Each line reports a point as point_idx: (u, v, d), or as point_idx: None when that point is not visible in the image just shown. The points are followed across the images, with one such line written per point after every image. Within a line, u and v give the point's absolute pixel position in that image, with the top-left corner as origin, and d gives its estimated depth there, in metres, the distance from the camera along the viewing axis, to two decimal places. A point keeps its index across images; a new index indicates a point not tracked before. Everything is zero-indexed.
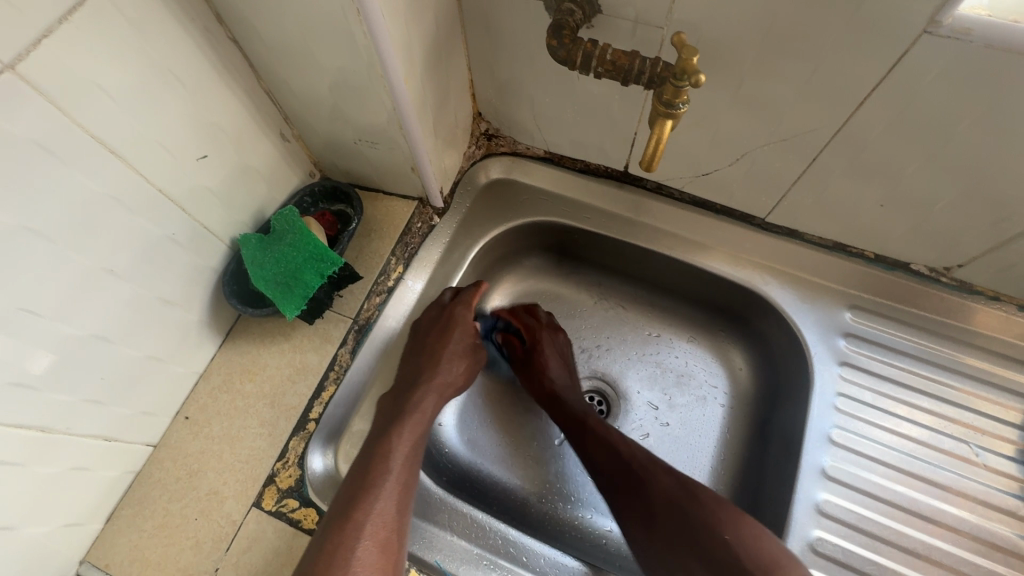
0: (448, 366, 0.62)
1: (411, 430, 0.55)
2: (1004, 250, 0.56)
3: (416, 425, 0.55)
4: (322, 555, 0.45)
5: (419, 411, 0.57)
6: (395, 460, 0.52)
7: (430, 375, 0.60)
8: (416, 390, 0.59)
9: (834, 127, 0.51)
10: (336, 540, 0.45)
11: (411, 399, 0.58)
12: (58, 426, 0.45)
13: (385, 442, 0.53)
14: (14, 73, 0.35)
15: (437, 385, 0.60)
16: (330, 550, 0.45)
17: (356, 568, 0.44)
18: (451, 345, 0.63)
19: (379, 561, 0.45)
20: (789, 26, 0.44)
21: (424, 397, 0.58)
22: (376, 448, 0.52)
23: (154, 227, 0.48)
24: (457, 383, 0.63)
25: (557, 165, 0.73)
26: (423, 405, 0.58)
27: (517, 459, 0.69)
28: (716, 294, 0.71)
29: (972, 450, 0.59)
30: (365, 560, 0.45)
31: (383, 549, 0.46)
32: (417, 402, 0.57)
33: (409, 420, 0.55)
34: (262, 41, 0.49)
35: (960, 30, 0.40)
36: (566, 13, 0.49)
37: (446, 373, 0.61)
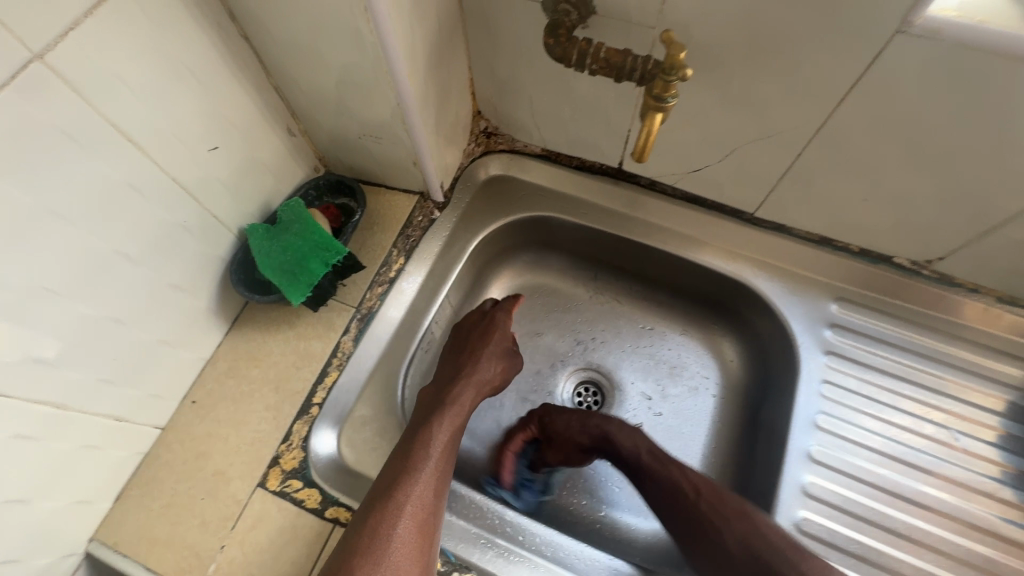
0: (487, 365, 0.65)
1: (450, 421, 0.58)
2: (981, 242, 0.58)
3: (455, 416, 0.59)
4: (364, 529, 0.48)
5: (459, 403, 0.60)
6: (434, 448, 0.55)
7: (469, 373, 0.63)
8: (455, 384, 0.62)
9: (817, 123, 0.54)
10: (377, 517, 0.48)
11: (451, 394, 0.61)
12: (72, 404, 0.47)
13: (426, 432, 0.56)
14: (42, 62, 0.37)
15: (477, 382, 0.63)
16: (372, 526, 0.48)
17: (396, 545, 0.47)
18: (490, 345, 0.66)
19: (417, 541, 0.48)
20: (772, 26, 0.47)
21: (464, 392, 0.62)
22: (417, 436, 0.56)
23: (166, 215, 0.50)
24: (494, 379, 0.66)
25: (554, 162, 0.75)
26: (462, 398, 0.61)
27: None
28: (707, 287, 0.74)
29: (952, 436, 0.61)
30: (405, 538, 0.48)
31: (421, 530, 0.49)
32: (460, 398, 0.61)
33: (449, 411, 0.59)
34: (272, 37, 0.52)
35: (930, 29, 0.42)
36: (562, 13, 0.52)
37: (486, 371, 0.64)
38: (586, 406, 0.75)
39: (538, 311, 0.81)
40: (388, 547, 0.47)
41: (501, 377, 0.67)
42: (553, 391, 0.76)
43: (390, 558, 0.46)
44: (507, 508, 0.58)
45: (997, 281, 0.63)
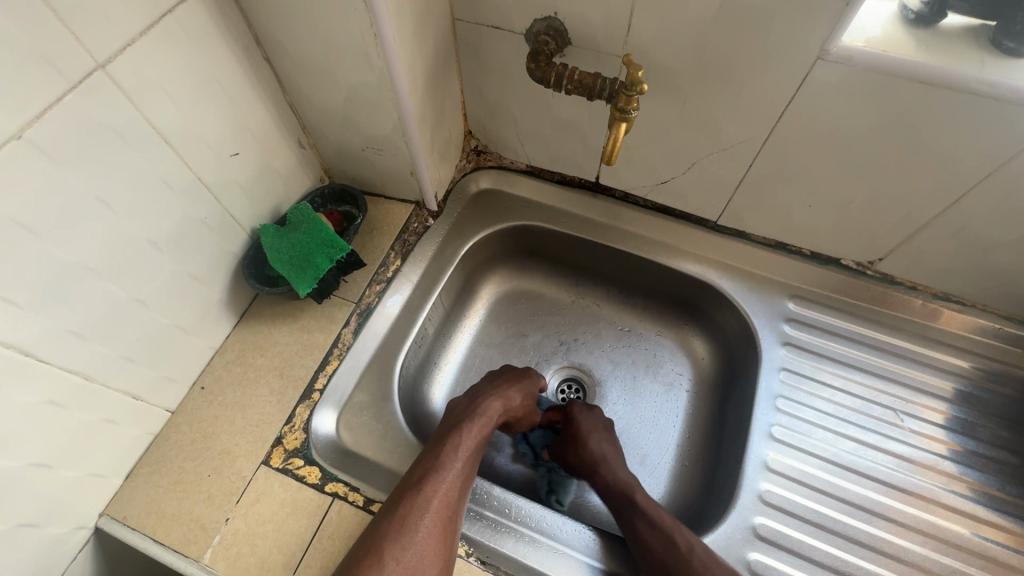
0: (517, 396, 0.69)
1: (478, 429, 0.62)
2: (912, 241, 0.66)
3: (481, 427, 0.63)
4: (394, 518, 0.51)
5: (486, 414, 0.64)
6: (462, 450, 0.59)
7: (501, 394, 0.68)
8: (483, 398, 0.66)
9: (761, 138, 0.62)
10: (405, 507, 0.52)
11: (480, 406, 0.65)
12: (98, 377, 0.52)
13: (455, 436, 0.60)
14: (104, 72, 0.44)
15: (505, 403, 0.67)
16: (399, 518, 0.51)
17: (421, 537, 0.50)
18: (523, 382, 0.71)
19: (439, 534, 0.51)
20: (717, 54, 0.56)
21: (492, 406, 0.66)
22: (447, 439, 0.60)
23: (191, 209, 0.56)
24: (517, 411, 0.69)
25: (538, 176, 0.83)
26: (490, 412, 0.65)
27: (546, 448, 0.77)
28: (678, 289, 0.81)
29: (899, 417, 0.68)
30: (428, 530, 0.51)
31: (445, 525, 0.52)
32: (489, 413, 0.65)
33: (477, 420, 0.63)
34: (291, 60, 0.60)
35: (844, 56, 0.51)
36: (542, 43, 0.60)
37: (514, 397, 0.69)
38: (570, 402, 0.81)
39: (525, 314, 0.87)
40: (414, 537, 0.50)
41: (521, 414, 0.70)
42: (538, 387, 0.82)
43: (415, 549, 0.49)
44: (494, 485, 0.63)
45: (930, 279, 0.71)
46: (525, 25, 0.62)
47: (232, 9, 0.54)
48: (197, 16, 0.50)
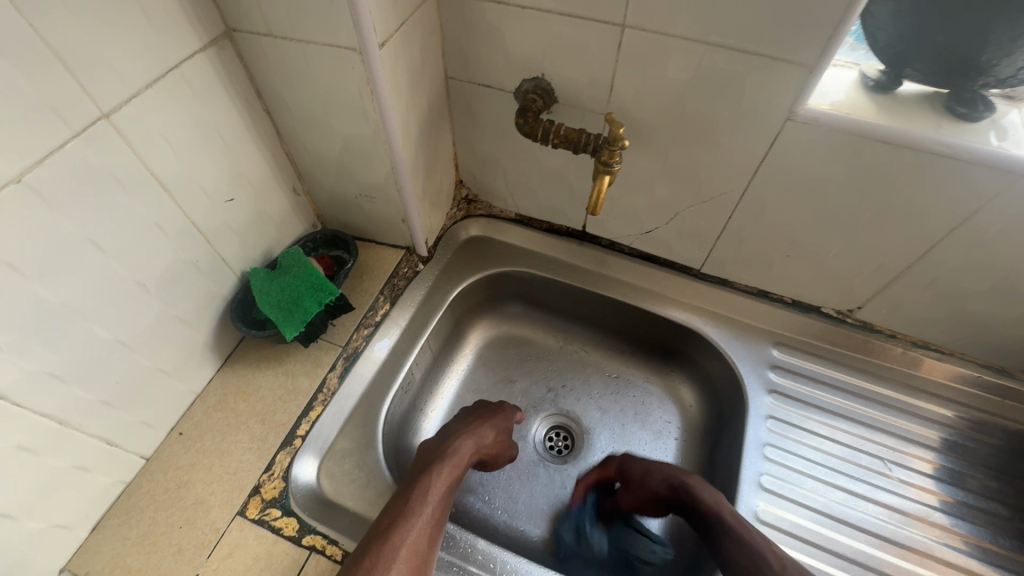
0: (490, 436, 0.68)
1: (449, 471, 0.60)
2: (887, 291, 0.69)
3: (452, 468, 0.61)
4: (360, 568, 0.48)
5: (457, 454, 0.63)
6: (432, 495, 0.57)
7: (473, 432, 0.67)
8: (454, 439, 0.65)
9: (738, 192, 0.66)
10: (372, 558, 0.49)
11: (452, 446, 0.64)
12: (74, 421, 0.51)
13: (425, 480, 0.58)
14: (109, 121, 0.46)
15: (477, 441, 0.66)
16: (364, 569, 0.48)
17: None
18: (497, 419, 0.71)
19: None
20: (693, 115, 0.60)
21: (464, 445, 0.65)
22: (416, 483, 0.58)
23: (183, 253, 0.57)
24: (490, 449, 0.68)
25: (526, 225, 0.86)
26: (461, 451, 0.64)
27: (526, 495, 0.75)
28: (665, 336, 0.81)
29: (887, 466, 0.68)
30: None
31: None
32: (462, 455, 0.63)
33: (447, 461, 0.61)
34: (290, 113, 0.62)
35: (810, 117, 0.55)
36: (530, 101, 0.64)
37: (487, 434, 0.68)
38: (558, 450, 0.80)
39: (512, 359, 0.87)
40: None
41: (496, 451, 0.69)
42: (526, 433, 0.81)
43: None
44: (480, 538, 0.60)
45: (908, 327, 0.73)
46: (514, 84, 0.66)
47: (237, 65, 0.57)
48: (203, 70, 0.53)
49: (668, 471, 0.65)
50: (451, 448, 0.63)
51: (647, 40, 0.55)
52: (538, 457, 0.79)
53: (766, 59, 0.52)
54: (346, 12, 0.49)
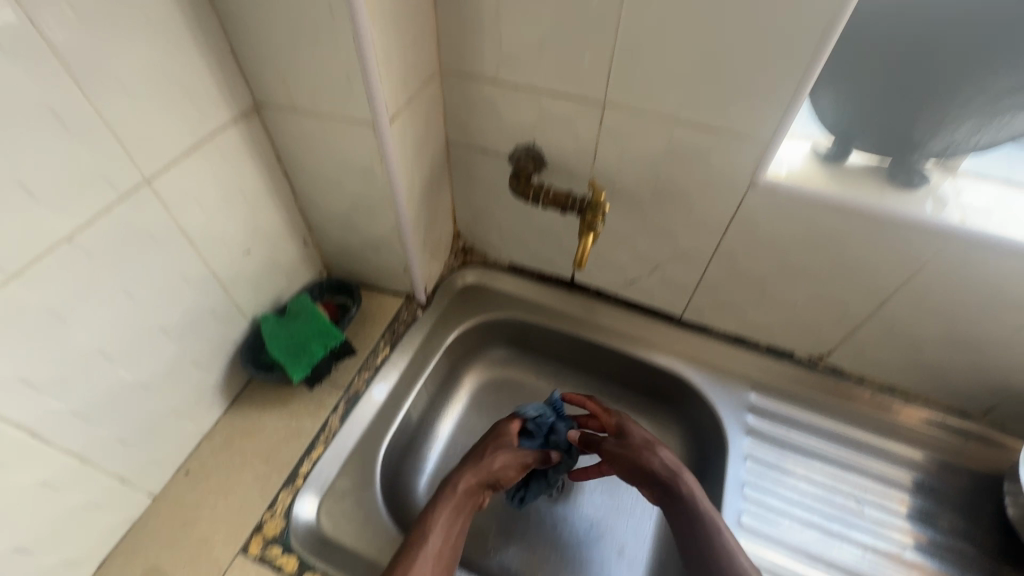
0: (512, 469, 0.69)
1: (451, 503, 0.63)
2: (852, 338, 0.74)
3: (454, 500, 0.64)
4: None
5: (458, 483, 0.65)
6: (434, 529, 0.61)
7: (476, 457, 0.69)
8: (459, 467, 0.67)
9: (711, 247, 0.72)
10: None
11: (455, 477, 0.67)
12: (93, 459, 0.54)
13: (430, 515, 0.62)
14: (150, 186, 0.52)
15: (478, 463, 0.68)
16: None
17: None
18: (502, 436, 0.71)
19: None
20: (668, 180, 0.67)
21: (466, 473, 0.66)
22: (422, 520, 0.62)
23: (202, 301, 0.62)
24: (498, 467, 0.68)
25: (519, 273, 0.92)
26: (463, 479, 0.66)
27: (517, 535, 0.78)
28: (650, 379, 0.86)
29: (859, 506, 0.71)
30: None
31: None
32: (471, 493, 0.66)
33: (451, 494, 0.64)
34: (306, 174, 0.69)
35: (771, 184, 0.62)
36: (523, 165, 0.72)
37: (491, 456, 0.69)
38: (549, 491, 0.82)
39: (505, 401, 0.91)
40: None
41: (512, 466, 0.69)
42: None
43: None
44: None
45: (875, 372, 0.78)
46: (508, 150, 0.73)
47: (261, 133, 0.64)
48: (232, 139, 0.60)
49: (661, 457, 0.67)
50: (460, 483, 0.65)
51: (625, 117, 0.63)
52: (529, 499, 0.81)
53: (728, 135, 0.59)
54: (362, 92, 0.56)
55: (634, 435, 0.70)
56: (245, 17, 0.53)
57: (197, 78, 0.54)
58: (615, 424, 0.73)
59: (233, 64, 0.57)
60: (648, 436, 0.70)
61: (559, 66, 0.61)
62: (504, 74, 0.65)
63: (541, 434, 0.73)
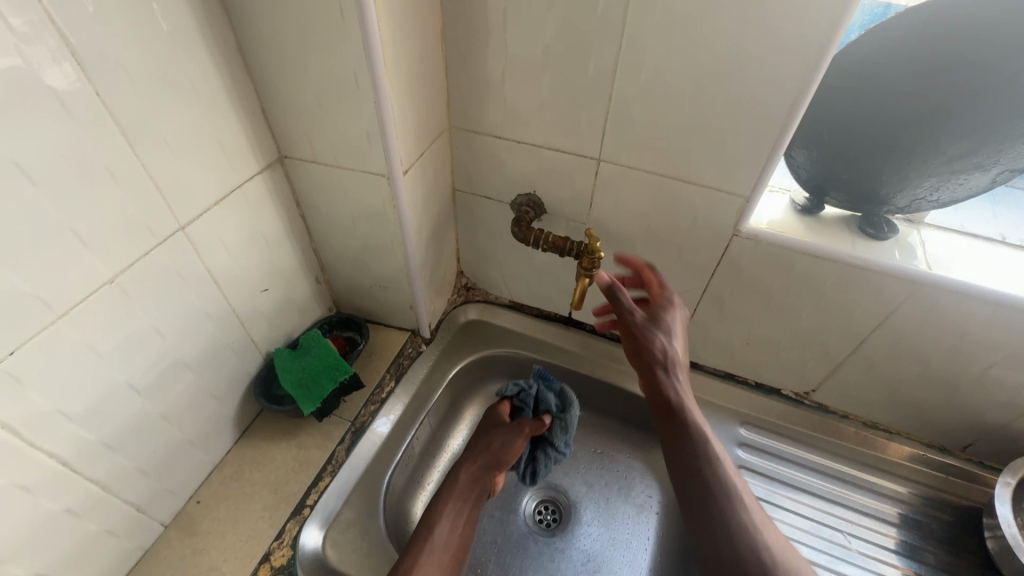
0: (517, 437, 0.76)
1: (458, 497, 0.68)
2: (834, 376, 0.78)
3: (460, 493, 0.68)
4: None
5: (465, 477, 0.70)
6: (444, 523, 0.64)
7: (479, 451, 0.74)
8: (462, 462, 0.72)
9: (700, 289, 0.77)
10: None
11: (460, 471, 0.71)
12: (114, 488, 0.57)
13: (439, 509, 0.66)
14: (184, 232, 0.56)
15: (482, 457, 0.73)
16: None
17: None
18: (502, 428, 0.77)
19: None
20: (658, 227, 0.72)
21: (470, 466, 0.71)
22: (430, 513, 0.66)
23: (222, 336, 0.66)
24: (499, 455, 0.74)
25: (519, 310, 0.96)
26: (467, 473, 0.70)
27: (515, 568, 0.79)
28: (644, 414, 0.89)
29: (846, 539, 0.74)
30: None
31: None
32: (480, 477, 0.71)
33: (457, 488, 0.69)
34: (322, 218, 0.74)
35: (752, 234, 0.67)
36: (524, 212, 0.76)
37: (492, 446, 0.74)
38: (546, 523, 0.84)
39: None
40: None
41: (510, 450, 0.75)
42: (520, 507, 0.86)
43: None
44: None
45: (858, 409, 0.82)
46: (510, 197, 0.79)
47: (284, 182, 0.69)
48: (257, 187, 0.65)
49: (670, 347, 0.65)
50: (468, 468, 0.71)
51: (618, 170, 0.69)
52: (528, 531, 0.83)
53: (712, 189, 0.65)
54: (380, 149, 0.62)
55: (667, 319, 0.67)
56: (277, 83, 0.59)
57: (231, 136, 0.59)
58: (660, 297, 0.68)
59: (263, 122, 0.63)
60: (675, 337, 0.66)
61: (558, 126, 0.68)
62: (508, 131, 0.71)
63: (528, 406, 0.81)
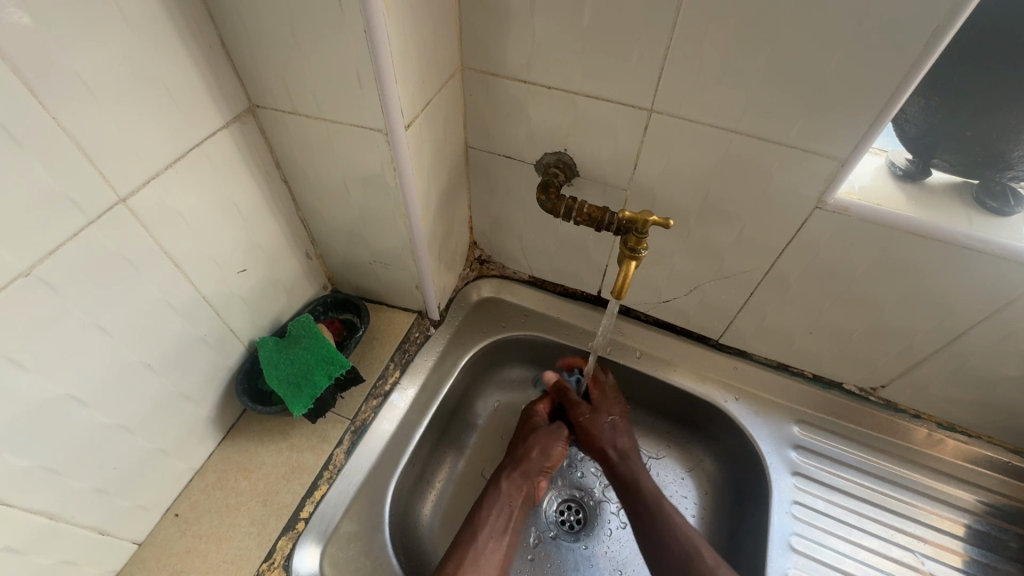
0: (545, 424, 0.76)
1: (501, 506, 0.67)
2: (912, 372, 0.67)
3: (503, 503, 0.67)
4: None
5: (506, 488, 0.68)
6: (489, 531, 0.64)
7: (517, 458, 0.71)
8: (501, 473, 0.70)
9: (763, 270, 0.64)
10: None
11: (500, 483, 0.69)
12: (66, 515, 0.47)
13: (483, 518, 0.65)
14: (125, 205, 0.44)
15: (519, 464, 0.71)
16: None
17: None
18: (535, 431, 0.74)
19: None
20: (717, 196, 0.59)
21: (509, 476, 0.69)
22: (477, 523, 0.64)
23: (191, 329, 0.55)
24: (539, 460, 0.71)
25: (540, 287, 0.84)
26: (509, 488, 0.68)
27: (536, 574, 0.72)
28: (680, 407, 0.79)
29: (918, 559, 0.65)
30: None
31: None
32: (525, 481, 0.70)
33: (498, 500, 0.67)
34: (309, 183, 0.61)
35: (840, 207, 0.54)
36: (552, 175, 0.63)
37: (530, 449, 0.72)
38: (569, 525, 0.76)
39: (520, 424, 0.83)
40: None
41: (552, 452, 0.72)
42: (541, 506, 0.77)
43: None
44: None
45: (934, 408, 0.71)
46: (535, 156, 0.65)
47: (258, 137, 0.56)
48: (223, 145, 0.52)
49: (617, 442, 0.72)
50: (511, 475, 0.70)
51: (674, 125, 0.55)
52: (549, 533, 0.75)
53: (798, 150, 0.51)
54: (375, 97, 0.48)
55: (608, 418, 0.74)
56: (236, 4, 0.45)
57: (180, 78, 0.46)
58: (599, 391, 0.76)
59: (225, 61, 0.50)
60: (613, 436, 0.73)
61: (601, 66, 0.53)
62: (535, 72, 0.57)
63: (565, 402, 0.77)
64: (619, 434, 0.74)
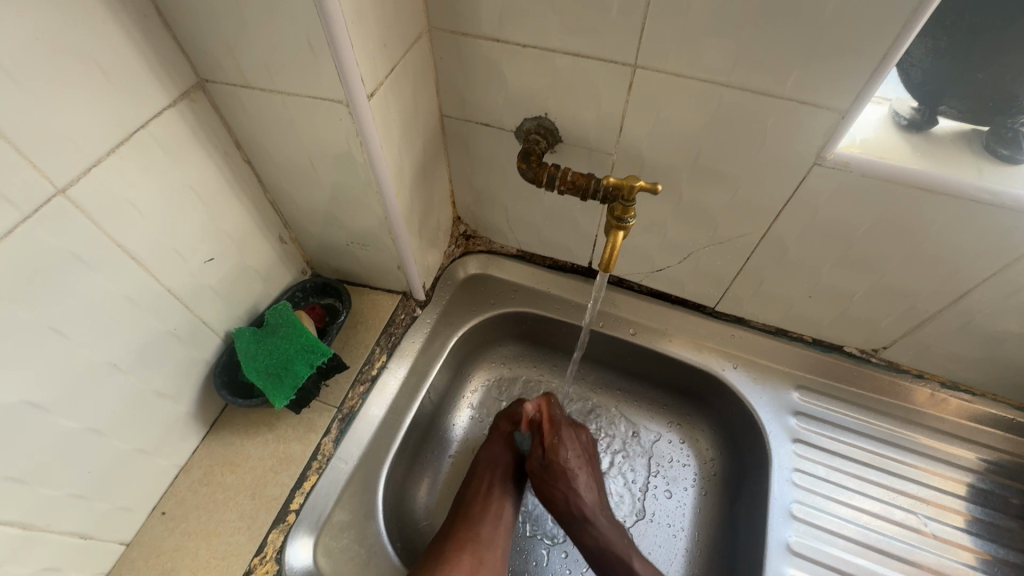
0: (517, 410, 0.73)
1: (486, 477, 0.68)
2: (915, 332, 0.65)
3: (489, 474, 0.68)
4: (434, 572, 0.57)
5: (490, 458, 0.69)
6: (478, 500, 0.65)
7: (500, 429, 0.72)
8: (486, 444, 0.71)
9: (759, 234, 0.61)
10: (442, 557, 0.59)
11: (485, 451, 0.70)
12: (39, 523, 0.46)
13: (471, 487, 0.67)
14: (65, 196, 0.41)
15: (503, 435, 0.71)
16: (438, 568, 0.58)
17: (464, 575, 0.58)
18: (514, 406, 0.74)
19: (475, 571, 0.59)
20: (709, 157, 0.55)
21: (494, 447, 0.70)
22: (466, 494, 0.66)
23: (159, 324, 0.52)
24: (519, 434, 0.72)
25: (528, 261, 0.81)
26: (495, 457, 0.69)
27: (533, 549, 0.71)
28: (677, 377, 0.77)
29: (920, 521, 0.64)
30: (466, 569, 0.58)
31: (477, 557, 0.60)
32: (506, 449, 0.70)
33: (483, 471, 0.68)
34: (274, 163, 0.58)
35: (841, 162, 0.51)
36: (533, 142, 0.59)
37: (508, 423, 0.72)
38: None
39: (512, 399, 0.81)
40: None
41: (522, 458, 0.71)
42: None
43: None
44: None
45: (938, 367, 0.68)
46: (514, 123, 0.61)
47: (212, 116, 0.52)
48: (173, 127, 0.48)
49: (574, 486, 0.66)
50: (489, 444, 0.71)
51: (661, 82, 0.51)
52: None
53: (795, 103, 0.47)
54: (331, 65, 0.44)
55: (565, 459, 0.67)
56: None
57: (115, 54, 0.42)
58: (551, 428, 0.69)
59: (167, 34, 0.45)
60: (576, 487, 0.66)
61: (579, 17, 0.48)
62: (509, 30, 0.52)
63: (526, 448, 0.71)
64: (581, 485, 0.66)
